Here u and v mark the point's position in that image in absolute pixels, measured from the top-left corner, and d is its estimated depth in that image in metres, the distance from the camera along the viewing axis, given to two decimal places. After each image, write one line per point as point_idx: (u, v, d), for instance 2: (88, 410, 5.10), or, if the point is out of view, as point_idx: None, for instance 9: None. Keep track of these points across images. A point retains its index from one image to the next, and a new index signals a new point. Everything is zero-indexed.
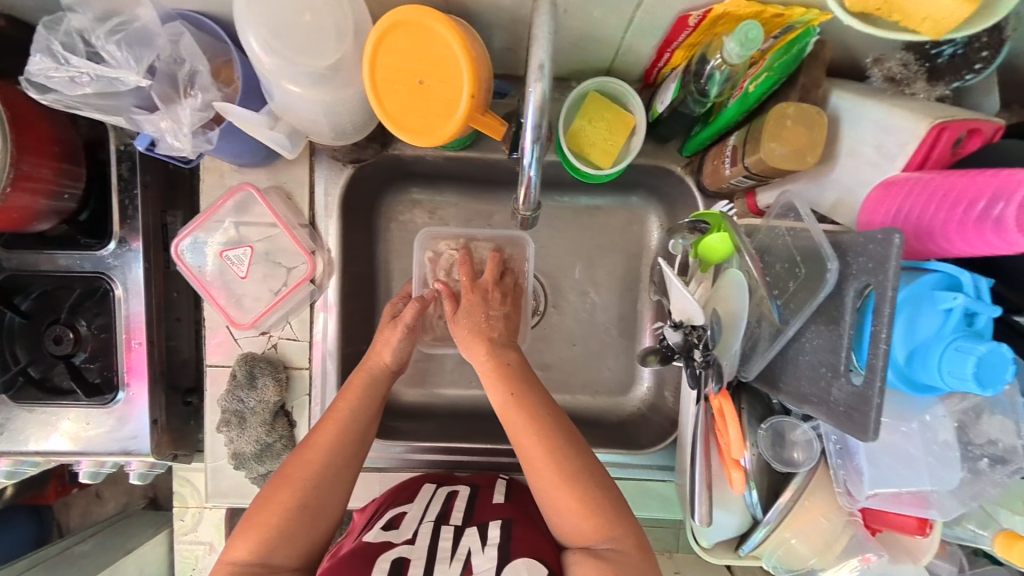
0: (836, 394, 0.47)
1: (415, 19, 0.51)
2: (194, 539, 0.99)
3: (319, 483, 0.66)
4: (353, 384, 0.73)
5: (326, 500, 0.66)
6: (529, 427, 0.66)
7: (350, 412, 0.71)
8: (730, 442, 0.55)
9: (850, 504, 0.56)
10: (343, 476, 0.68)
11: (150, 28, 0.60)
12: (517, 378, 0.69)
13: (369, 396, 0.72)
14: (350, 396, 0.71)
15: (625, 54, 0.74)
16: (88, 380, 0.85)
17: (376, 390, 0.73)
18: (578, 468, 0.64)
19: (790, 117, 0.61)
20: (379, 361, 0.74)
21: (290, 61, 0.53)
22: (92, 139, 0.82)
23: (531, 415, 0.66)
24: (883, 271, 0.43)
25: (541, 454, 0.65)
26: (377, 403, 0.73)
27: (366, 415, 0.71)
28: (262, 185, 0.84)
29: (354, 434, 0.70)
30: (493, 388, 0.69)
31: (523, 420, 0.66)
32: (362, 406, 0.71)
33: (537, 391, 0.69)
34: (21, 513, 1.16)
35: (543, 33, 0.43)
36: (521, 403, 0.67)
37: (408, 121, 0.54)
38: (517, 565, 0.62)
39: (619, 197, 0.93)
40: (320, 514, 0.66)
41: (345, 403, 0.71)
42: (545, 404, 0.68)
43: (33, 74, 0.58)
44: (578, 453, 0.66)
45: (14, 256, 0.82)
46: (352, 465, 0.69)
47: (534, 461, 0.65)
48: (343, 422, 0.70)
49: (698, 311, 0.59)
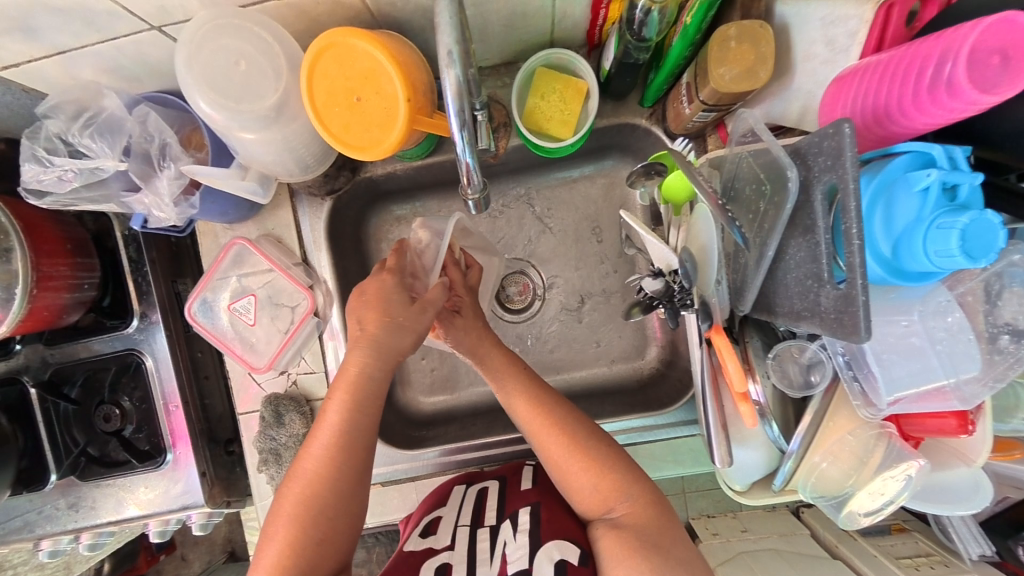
0: (824, 302, 0.45)
1: (338, 41, 0.52)
2: None
3: (329, 513, 0.63)
4: (341, 383, 0.66)
5: (335, 519, 0.63)
6: (529, 402, 0.68)
7: (342, 428, 0.64)
8: (731, 376, 0.55)
9: (875, 414, 0.53)
10: (356, 494, 0.65)
11: (118, 116, 0.65)
12: (506, 374, 0.71)
13: (359, 407, 0.65)
14: (338, 411, 0.65)
15: (562, 21, 0.74)
16: (139, 449, 0.92)
17: (367, 395, 0.65)
18: (587, 435, 0.66)
19: (733, 37, 0.59)
20: (374, 352, 0.65)
21: (236, 110, 0.56)
22: (100, 231, 0.89)
23: (529, 392, 0.69)
24: (840, 165, 0.41)
25: (546, 424, 0.67)
26: (373, 406, 0.66)
27: (365, 415, 0.65)
28: (253, 236, 0.90)
29: (352, 442, 0.65)
30: (498, 376, 0.71)
31: (526, 400, 0.68)
32: (354, 410, 0.65)
33: (532, 374, 0.71)
34: None
35: (445, 20, 0.42)
36: (521, 385, 0.69)
37: (351, 138, 0.56)
38: (549, 549, 0.63)
39: (595, 164, 0.93)
40: (338, 537, 0.64)
41: (333, 419, 0.65)
42: (536, 381, 0.71)
43: (26, 181, 0.64)
44: (584, 422, 0.67)
45: (57, 350, 0.90)
46: (361, 482, 0.66)
47: (544, 436, 0.66)
48: (336, 432, 0.64)
49: (672, 255, 0.60)
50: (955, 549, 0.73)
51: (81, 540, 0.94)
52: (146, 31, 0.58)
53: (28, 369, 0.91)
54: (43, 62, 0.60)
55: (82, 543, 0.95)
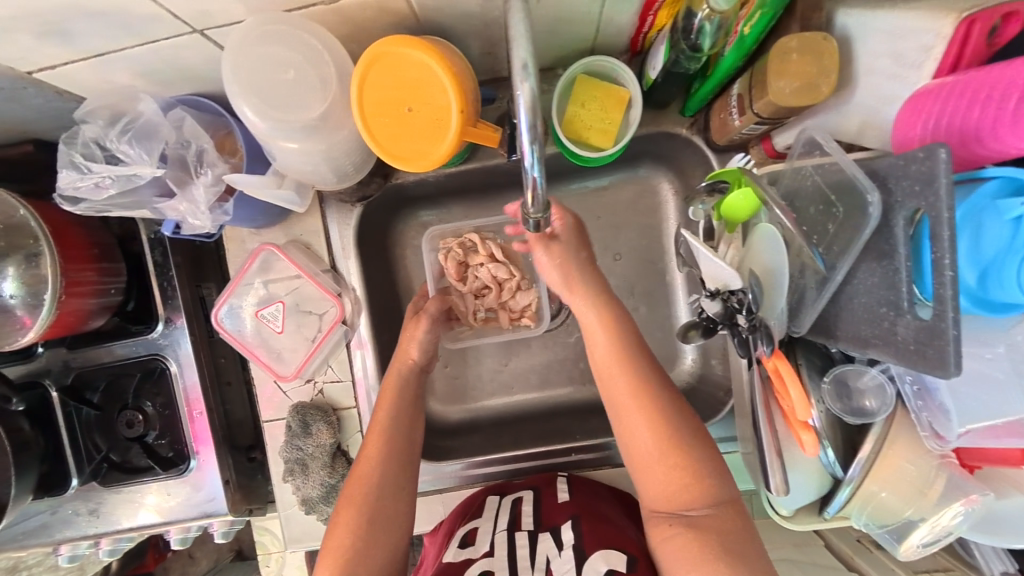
0: (902, 332, 0.43)
1: (390, 50, 0.50)
2: None
3: (381, 497, 0.68)
4: (386, 392, 0.76)
5: (385, 523, 0.67)
6: (630, 379, 0.64)
7: (389, 418, 0.73)
8: (793, 403, 0.52)
9: (941, 445, 0.53)
10: (402, 484, 0.70)
11: (153, 121, 0.63)
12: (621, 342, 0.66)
13: (402, 401, 0.75)
14: (386, 403, 0.74)
15: (606, 28, 0.72)
16: (161, 455, 0.90)
17: (407, 391, 0.75)
18: (686, 428, 0.62)
19: (795, 49, 0.56)
20: (407, 359, 0.78)
21: (282, 119, 0.54)
22: (125, 234, 0.87)
23: (633, 368, 0.64)
24: (933, 191, 0.39)
25: (636, 405, 0.63)
26: (413, 401, 0.75)
27: (404, 419, 0.73)
28: (280, 242, 0.88)
29: (395, 445, 0.71)
30: (595, 340, 0.67)
31: (622, 372, 0.64)
32: (397, 412, 0.73)
33: (642, 349, 0.66)
34: None
35: (519, 32, 0.40)
36: (623, 356, 0.65)
37: (399, 150, 0.54)
38: (596, 561, 0.63)
39: (628, 171, 0.91)
40: (390, 524, 0.68)
41: (382, 412, 0.73)
42: (648, 361, 0.66)
43: (63, 188, 0.62)
44: (684, 416, 0.63)
45: (79, 354, 0.89)
46: (408, 472, 0.72)
47: (633, 418, 0.63)
48: (381, 438, 0.71)
49: (733, 275, 0.56)
50: (976, 566, 0.69)
51: (101, 545, 0.93)
52: (188, 35, 0.56)
53: (50, 373, 0.90)
54: (79, 66, 0.58)
55: (101, 549, 0.94)
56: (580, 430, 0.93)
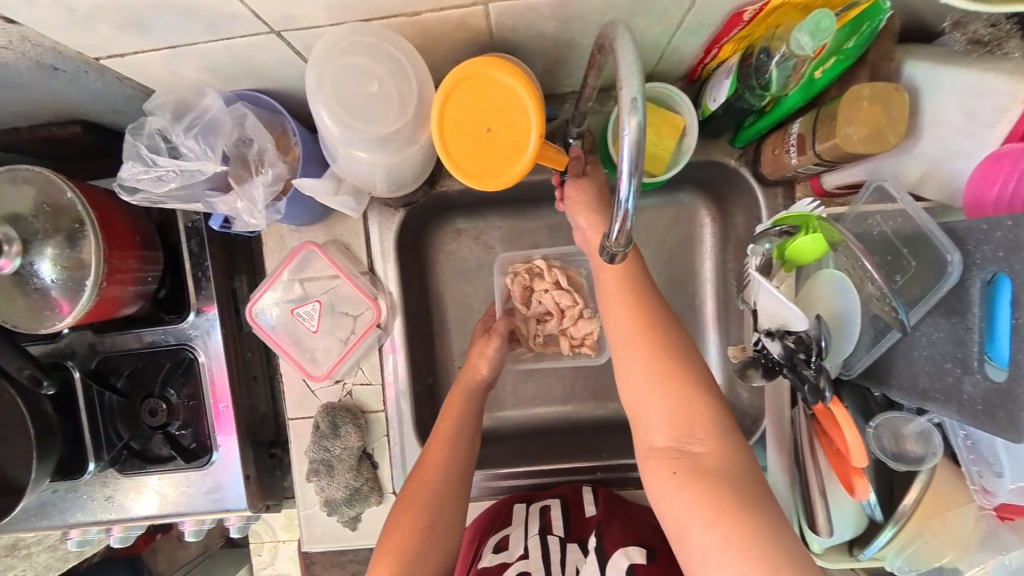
0: (969, 390, 0.44)
1: (481, 71, 0.51)
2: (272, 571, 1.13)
3: (440, 501, 0.69)
4: (452, 403, 0.78)
5: (445, 529, 0.68)
6: (630, 310, 0.60)
7: (454, 427, 0.75)
8: (848, 446, 0.53)
9: (987, 500, 0.54)
10: (457, 493, 0.71)
11: (218, 117, 0.62)
12: (630, 278, 0.62)
13: (467, 412, 0.77)
14: (452, 413, 0.77)
15: (670, 55, 0.70)
16: (184, 446, 0.90)
17: (473, 403, 0.78)
18: (691, 374, 0.57)
19: (866, 97, 0.57)
20: (475, 375, 0.82)
21: (361, 130, 0.55)
22: (163, 222, 0.86)
23: (635, 303, 0.60)
24: (1018, 257, 0.40)
25: (637, 337, 0.59)
26: (477, 415, 0.78)
27: (468, 431, 0.75)
28: (319, 240, 0.87)
29: (459, 454, 0.73)
30: (616, 313, 0.61)
31: (642, 343, 0.59)
32: (462, 423, 0.76)
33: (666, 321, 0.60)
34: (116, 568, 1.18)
35: (628, 70, 0.42)
36: (643, 328, 0.59)
37: (474, 169, 0.54)
38: (617, 559, 0.70)
39: (666, 195, 0.90)
40: (444, 530, 0.68)
41: (448, 421, 0.76)
42: (651, 291, 0.62)
43: (126, 179, 0.62)
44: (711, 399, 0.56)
45: (106, 339, 0.88)
46: (463, 481, 0.72)
47: (631, 339, 0.59)
48: (447, 444, 0.73)
49: (799, 318, 0.55)
50: None
51: (112, 531, 0.93)
52: (265, 34, 0.54)
53: (74, 354, 0.89)
54: (148, 57, 0.57)
55: (112, 535, 0.93)
56: (605, 448, 0.93)
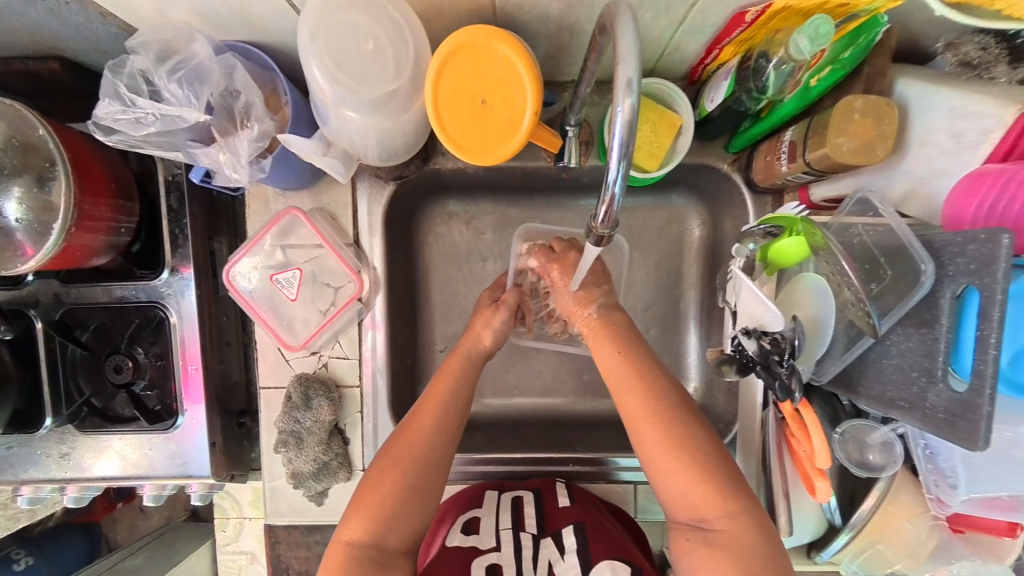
0: (933, 400, 0.45)
1: (481, 41, 0.50)
2: (235, 550, 1.10)
3: (425, 465, 0.68)
4: (447, 369, 0.75)
5: (426, 491, 0.68)
6: (638, 388, 0.63)
7: (448, 393, 0.72)
8: (814, 450, 0.54)
9: (941, 510, 0.55)
10: (444, 458, 0.70)
11: (206, 65, 0.59)
12: (623, 337, 0.68)
13: (464, 379, 0.74)
14: (448, 378, 0.73)
15: (671, 53, 0.70)
16: (148, 407, 0.87)
17: (471, 371, 0.75)
18: (700, 446, 0.60)
19: (859, 109, 0.57)
20: (477, 343, 0.77)
21: (354, 91, 0.53)
22: (143, 173, 0.83)
23: (644, 382, 0.64)
24: (989, 272, 0.40)
25: (655, 421, 0.61)
26: (473, 384, 0.75)
27: (460, 399, 0.72)
28: (305, 208, 0.85)
29: (449, 421, 0.71)
30: (622, 384, 0.65)
31: (628, 377, 0.64)
32: (455, 391, 0.72)
33: (645, 353, 0.67)
34: (74, 532, 1.17)
35: (628, 50, 0.40)
36: (630, 363, 0.65)
37: (466, 142, 0.53)
38: (602, 569, 0.67)
39: (659, 196, 0.90)
40: (426, 492, 0.68)
41: (443, 386, 0.73)
42: (653, 364, 0.66)
43: (101, 117, 0.59)
44: (694, 419, 0.62)
45: (72, 291, 0.83)
46: (451, 446, 0.71)
47: (646, 429, 0.62)
48: (438, 409, 0.71)
49: (776, 318, 0.55)
50: None
51: (65, 491, 0.89)
52: None
53: (37, 303, 0.84)
54: None
55: (66, 495, 0.90)
56: (580, 442, 0.93)
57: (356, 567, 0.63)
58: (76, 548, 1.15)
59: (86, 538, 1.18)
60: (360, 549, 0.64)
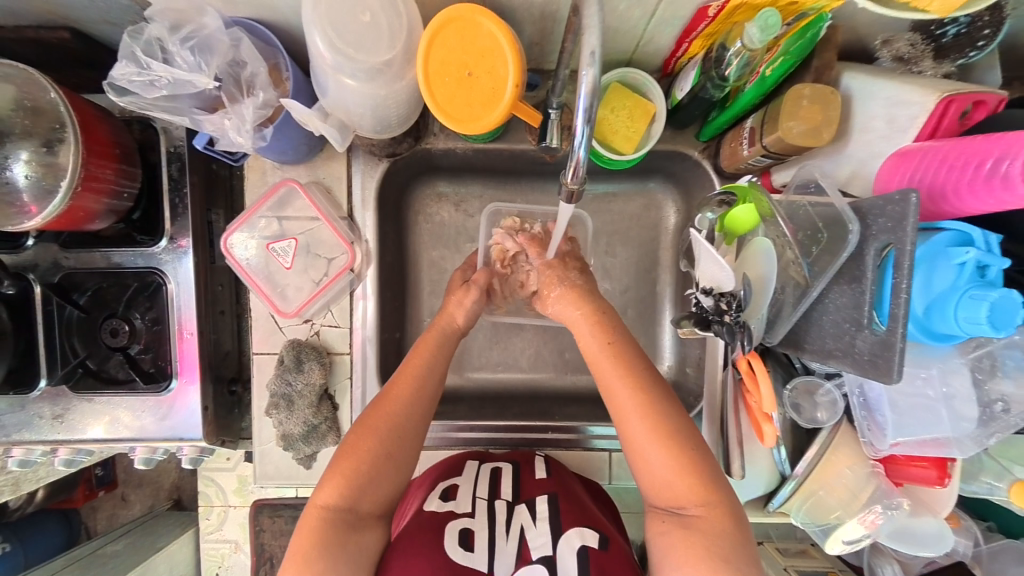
0: (860, 345, 0.52)
1: (466, 16, 0.58)
2: (219, 537, 1.08)
3: (399, 433, 0.72)
4: (422, 345, 0.79)
5: (400, 459, 0.72)
6: (623, 373, 0.68)
7: (424, 366, 0.77)
8: (762, 399, 0.61)
9: (874, 453, 0.63)
10: (418, 428, 0.74)
11: (216, 36, 0.65)
12: (609, 327, 0.73)
13: (439, 355, 0.79)
14: (423, 353, 0.78)
15: (646, 45, 0.76)
16: (143, 370, 0.90)
17: (446, 348, 0.80)
18: (681, 431, 0.64)
19: (806, 97, 0.64)
20: (451, 323, 0.82)
21: (351, 58, 0.58)
22: (145, 142, 0.86)
23: (628, 367, 0.68)
24: (901, 228, 0.47)
25: (636, 404, 0.65)
26: (447, 360, 0.79)
27: (434, 375, 0.77)
28: (302, 181, 0.89)
29: (422, 396, 0.75)
30: (607, 369, 0.69)
31: (615, 366, 0.68)
32: (431, 366, 0.77)
33: (631, 347, 0.71)
34: (52, 518, 1.25)
35: (593, 23, 0.46)
36: (614, 351, 0.70)
37: (453, 110, 0.61)
38: (571, 536, 0.71)
39: (637, 183, 0.96)
40: (400, 459, 0.72)
41: (419, 360, 0.77)
42: (637, 354, 0.70)
43: (116, 78, 0.63)
44: (674, 405, 0.66)
45: (72, 255, 0.86)
46: (426, 415, 0.75)
47: (628, 412, 0.66)
48: (413, 383, 0.75)
49: (729, 278, 0.63)
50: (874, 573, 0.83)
51: (56, 454, 0.90)
52: None
53: (36, 268, 0.87)
54: None
55: (56, 458, 0.91)
56: (558, 412, 0.99)
57: (331, 529, 0.66)
58: (54, 532, 1.23)
59: (63, 525, 1.25)
60: (335, 513, 0.67)
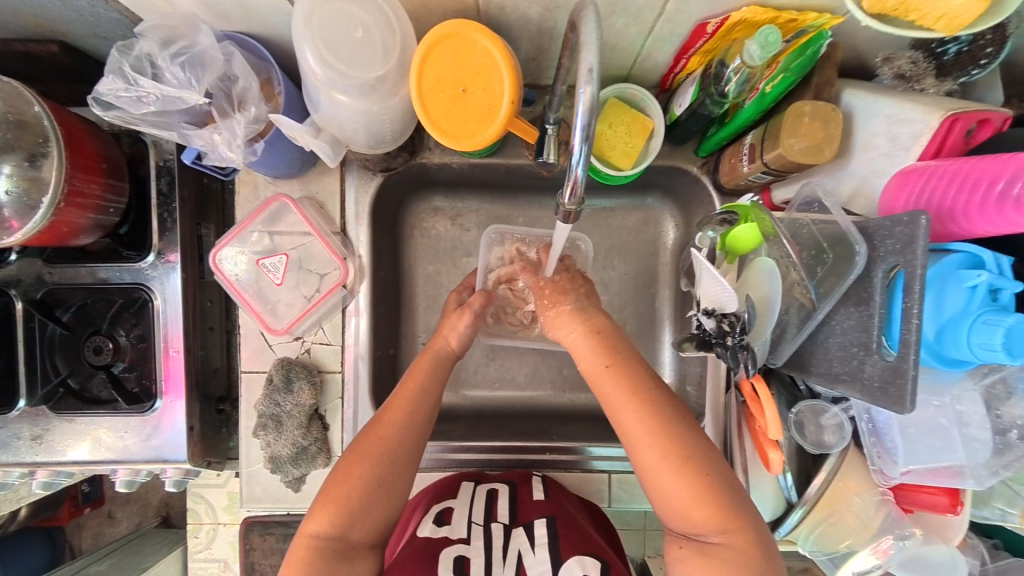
0: (869, 370, 0.50)
1: (461, 33, 0.57)
2: (207, 557, 1.04)
3: (393, 458, 0.69)
4: (418, 367, 0.77)
5: (393, 485, 0.69)
6: (629, 396, 0.64)
7: (419, 389, 0.74)
8: (767, 423, 0.60)
9: (884, 481, 0.61)
10: (412, 454, 0.71)
11: (208, 52, 0.63)
12: (609, 343, 0.69)
13: (434, 376, 0.76)
14: (419, 374, 0.76)
15: (643, 61, 0.75)
16: (127, 389, 0.87)
17: (441, 371, 0.77)
18: (699, 456, 0.61)
19: (807, 114, 0.63)
20: (445, 345, 0.80)
21: (344, 74, 0.57)
22: (134, 156, 0.84)
23: (633, 389, 0.64)
24: (910, 250, 0.47)
25: (648, 433, 0.62)
26: (443, 382, 0.77)
27: (430, 396, 0.74)
28: (295, 196, 0.88)
29: (419, 417, 0.72)
30: (616, 393, 0.65)
31: (622, 388, 0.65)
32: (426, 387, 0.75)
33: (635, 361, 0.67)
34: (35, 536, 1.20)
35: (590, 40, 0.45)
36: (619, 370, 0.66)
37: (449, 126, 0.60)
38: (571, 566, 0.67)
39: (635, 198, 0.94)
40: (393, 487, 0.69)
41: (413, 382, 0.75)
42: (644, 374, 0.66)
43: (102, 93, 0.62)
44: (687, 428, 0.62)
45: (55, 270, 0.83)
46: (420, 441, 0.72)
47: (638, 441, 0.62)
48: (406, 407, 0.72)
49: (732, 299, 0.62)
50: None
51: (35, 476, 0.87)
52: None
53: (18, 283, 0.84)
54: None
55: (34, 480, 0.88)
56: (557, 432, 0.95)
57: (320, 559, 0.63)
58: (36, 552, 1.18)
59: (46, 544, 1.21)
60: (325, 542, 0.64)
